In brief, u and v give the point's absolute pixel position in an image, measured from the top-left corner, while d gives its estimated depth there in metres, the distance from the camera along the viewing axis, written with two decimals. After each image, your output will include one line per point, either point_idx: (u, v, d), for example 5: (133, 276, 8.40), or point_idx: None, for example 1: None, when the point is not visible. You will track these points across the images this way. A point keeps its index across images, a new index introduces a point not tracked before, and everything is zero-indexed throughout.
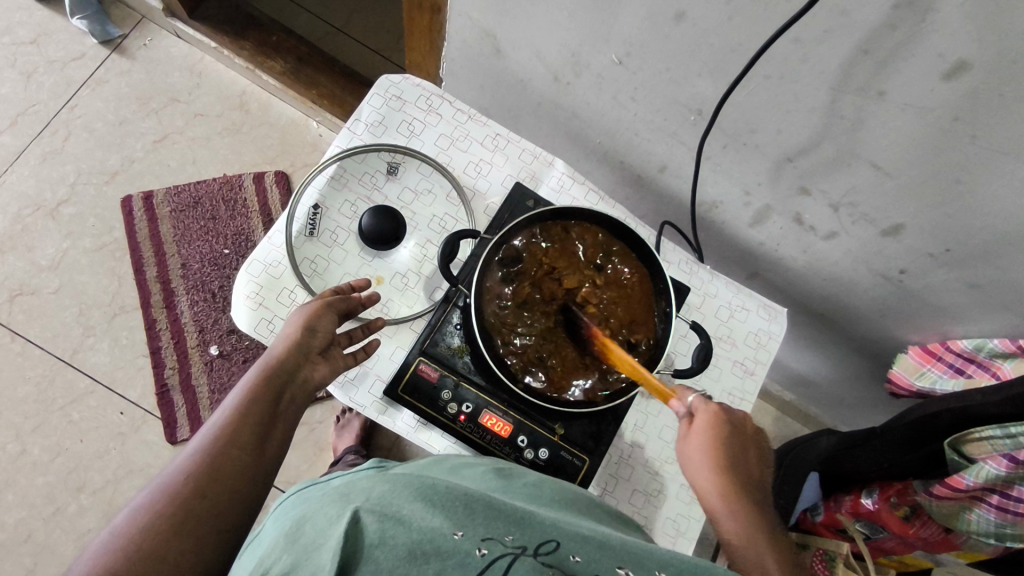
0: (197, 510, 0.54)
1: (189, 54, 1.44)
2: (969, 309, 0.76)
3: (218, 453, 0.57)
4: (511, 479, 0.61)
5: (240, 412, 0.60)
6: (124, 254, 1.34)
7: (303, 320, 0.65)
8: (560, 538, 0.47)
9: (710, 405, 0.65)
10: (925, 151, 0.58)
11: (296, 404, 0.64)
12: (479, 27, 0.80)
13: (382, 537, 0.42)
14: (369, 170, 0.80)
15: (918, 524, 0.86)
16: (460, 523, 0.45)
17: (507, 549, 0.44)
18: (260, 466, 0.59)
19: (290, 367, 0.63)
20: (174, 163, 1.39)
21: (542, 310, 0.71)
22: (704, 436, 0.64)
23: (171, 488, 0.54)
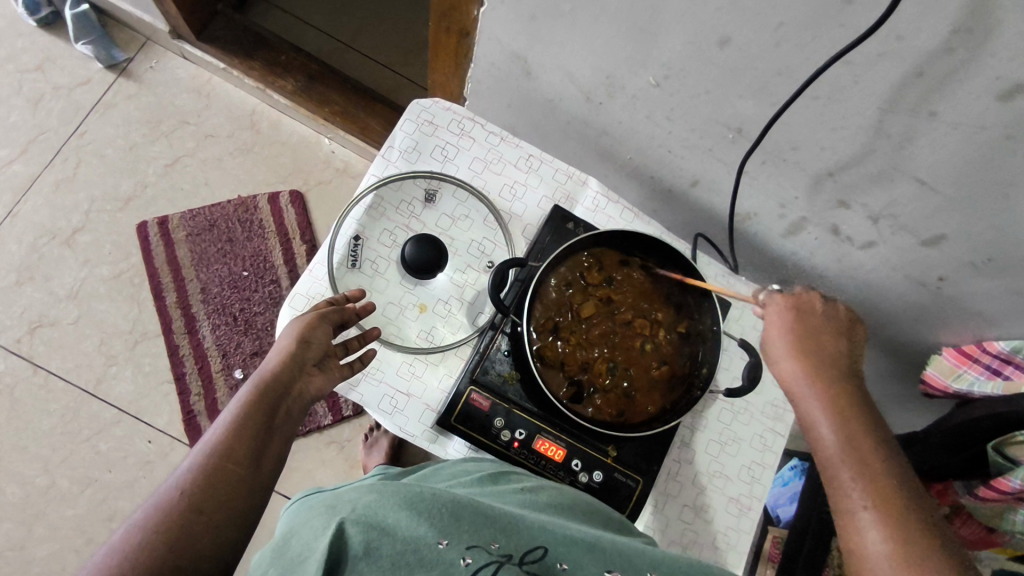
0: (191, 524, 0.54)
1: (197, 75, 1.43)
2: (1006, 313, 0.77)
3: (214, 466, 0.58)
4: (504, 484, 0.63)
5: (235, 427, 0.61)
6: (142, 281, 1.33)
7: (297, 332, 0.67)
8: (548, 543, 0.52)
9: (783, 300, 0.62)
10: (974, 167, 0.59)
11: (290, 417, 0.66)
12: (509, 50, 0.79)
13: (368, 548, 0.47)
14: (406, 197, 0.79)
15: (958, 523, 0.87)
16: (445, 530, 0.49)
17: (494, 556, 0.49)
18: (256, 480, 0.60)
19: (284, 382, 0.66)
20: (187, 186, 1.38)
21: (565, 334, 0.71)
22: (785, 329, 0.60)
23: (164, 505, 0.55)
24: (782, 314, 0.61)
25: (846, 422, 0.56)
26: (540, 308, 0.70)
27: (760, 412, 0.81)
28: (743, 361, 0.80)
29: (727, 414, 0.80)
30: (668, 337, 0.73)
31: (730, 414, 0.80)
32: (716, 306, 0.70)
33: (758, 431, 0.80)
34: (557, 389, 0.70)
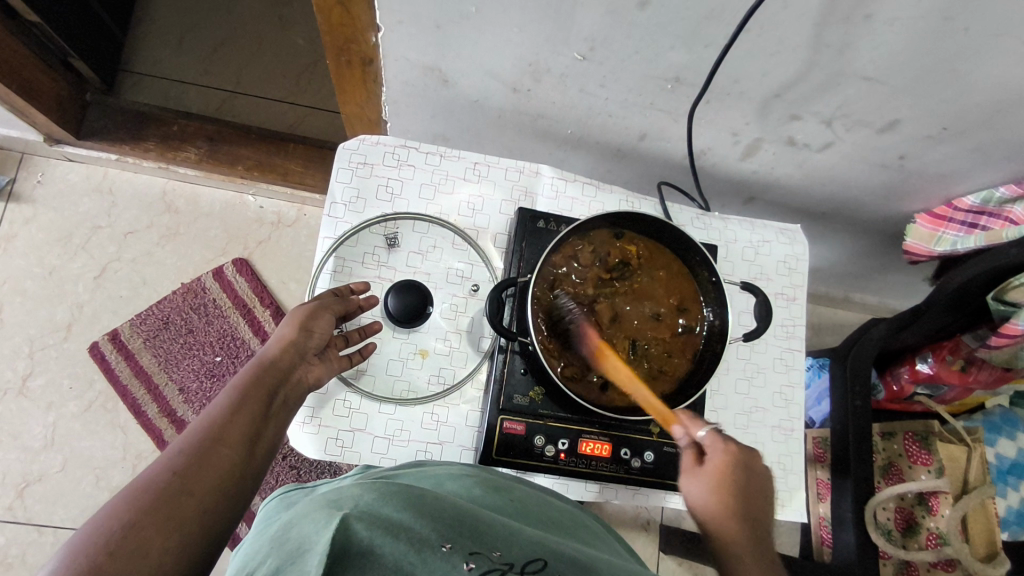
0: (184, 506, 0.49)
1: (91, 174, 1.32)
2: (969, 169, 0.79)
3: (209, 446, 0.53)
4: (504, 495, 0.59)
5: (232, 410, 0.57)
6: (116, 403, 1.25)
7: (298, 320, 0.64)
8: (549, 557, 0.45)
9: (723, 444, 0.64)
10: (917, 53, 0.59)
11: (287, 407, 0.62)
12: (419, 64, 0.75)
13: (371, 545, 0.39)
14: (367, 249, 0.75)
15: (975, 369, 0.92)
16: (450, 536, 0.42)
17: (497, 564, 0.42)
18: (251, 466, 0.56)
19: (284, 369, 0.62)
20: (125, 292, 1.30)
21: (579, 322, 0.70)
22: (716, 473, 0.63)
23: (154, 483, 0.49)
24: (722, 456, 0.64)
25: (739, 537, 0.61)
26: (548, 329, 0.69)
27: (772, 337, 0.82)
28: (745, 297, 0.81)
29: (744, 353, 0.81)
30: (669, 298, 0.72)
31: (746, 351, 0.81)
32: (709, 257, 0.69)
33: (778, 354, 0.82)
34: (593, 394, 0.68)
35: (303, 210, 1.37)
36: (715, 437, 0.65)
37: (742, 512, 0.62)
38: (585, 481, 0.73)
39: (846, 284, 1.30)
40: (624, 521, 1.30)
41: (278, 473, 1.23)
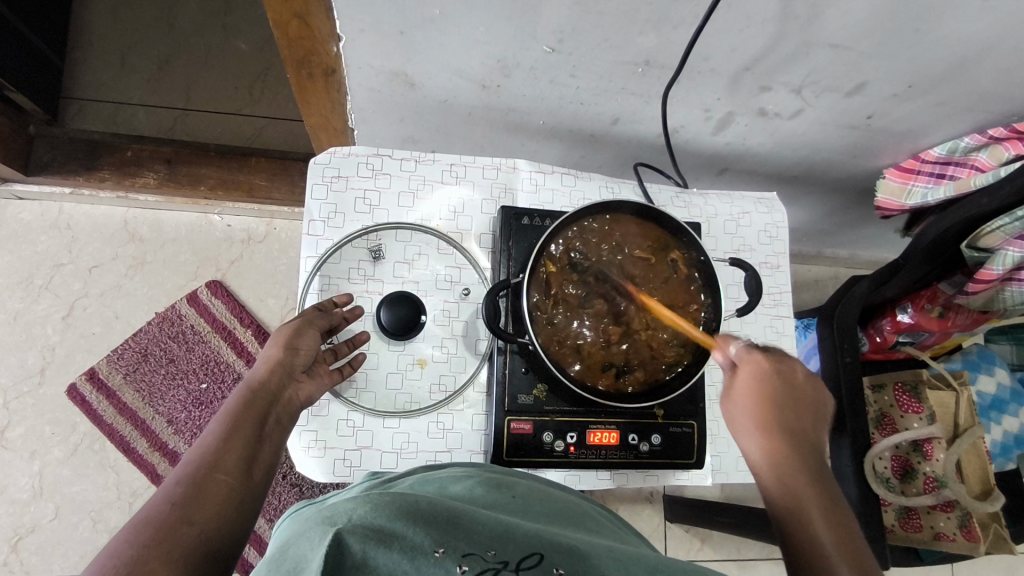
0: (185, 536, 0.46)
1: (45, 211, 1.26)
2: (934, 124, 0.81)
3: (202, 477, 0.51)
4: (503, 488, 0.59)
5: (223, 437, 0.56)
6: (103, 443, 1.22)
7: (283, 339, 0.64)
8: (545, 550, 0.44)
9: (754, 358, 0.63)
10: (881, 17, 0.59)
11: (281, 427, 0.61)
12: (385, 70, 0.73)
13: (366, 557, 0.39)
14: (352, 264, 0.74)
15: (953, 314, 0.95)
16: (444, 539, 0.42)
17: (489, 564, 0.42)
18: (249, 491, 0.53)
19: (273, 389, 0.61)
20: (98, 328, 1.25)
21: (573, 317, 0.70)
22: (751, 385, 0.62)
23: (151, 517, 0.46)
24: (756, 370, 0.62)
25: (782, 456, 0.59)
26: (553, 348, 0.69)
27: (760, 307, 0.84)
28: (730, 271, 0.83)
29: (737, 325, 0.82)
30: (666, 272, 0.72)
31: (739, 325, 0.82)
32: (695, 236, 0.70)
33: (768, 323, 0.83)
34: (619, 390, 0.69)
35: (272, 225, 1.34)
36: (750, 353, 0.63)
37: (779, 428, 0.61)
38: (596, 469, 0.74)
39: (819, 242, 1.33)
40: (629, 498, 1.32)
41: (280, 493, 1.21)
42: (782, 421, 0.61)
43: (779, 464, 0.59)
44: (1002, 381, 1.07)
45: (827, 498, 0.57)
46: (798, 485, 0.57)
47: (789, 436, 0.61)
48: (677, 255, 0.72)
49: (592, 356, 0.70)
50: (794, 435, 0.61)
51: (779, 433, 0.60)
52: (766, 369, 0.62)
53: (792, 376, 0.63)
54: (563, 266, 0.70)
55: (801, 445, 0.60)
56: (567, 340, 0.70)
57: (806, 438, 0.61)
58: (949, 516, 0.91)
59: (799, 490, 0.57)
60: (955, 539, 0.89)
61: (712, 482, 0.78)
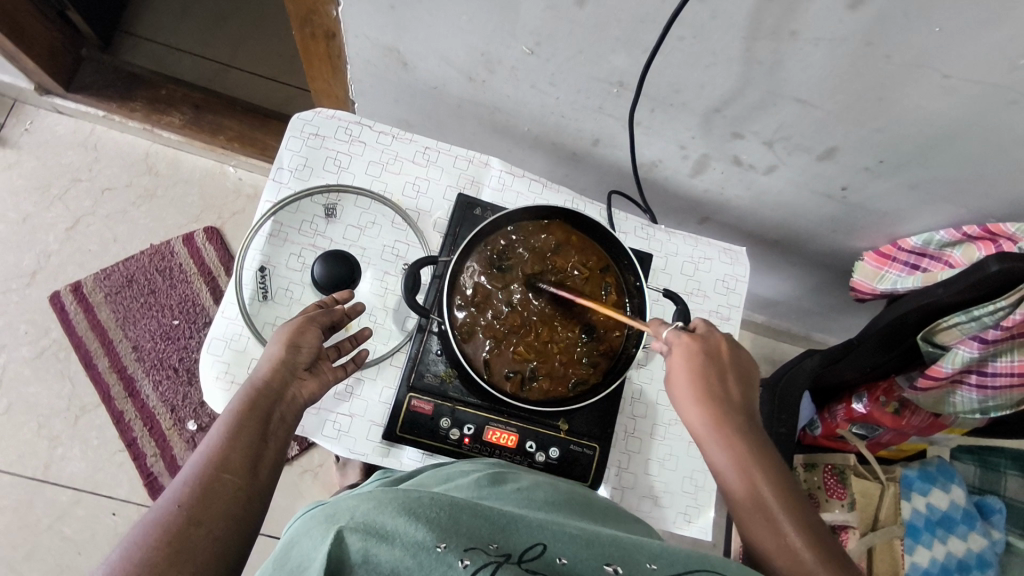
0: (193, 542, 0.48)
1: (77, 129, 1.35)
2: (910, 209, 0.80)
3: (208, 480, 0.52)
4: (509, 484, 0.58)
5: (230, 435, 0.55)
6: (68, 353, 1.26)
7: (285, 337, 0.61)
8: (549, 540, 0.45)
9: (683, 340, 0.63)
10: (843, 79, 0.60)
11: (286, 424, 0.60)
12: (379, 44, 0.76)
13: (367, 555, 0.40)
14: (306, 217, 0.77)
15: (909, 413, 0.91)
16: (446, 534, 0.42)
17: (493, 558, 0.42)
18: (256, 489, 0.54)
19: (276, 386, 0.60)
20: (95, 246, 1.31)
21: (497, 310, 0.71)
22: (683, 368, 0.63)
23: (161, 519, 0.49)
24: (686, 351, 0.63)
25: (730, 445, 0.60)
26: (468, 337, 0.70)
27: None
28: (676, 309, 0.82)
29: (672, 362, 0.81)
30: (599, 290, 0.72)
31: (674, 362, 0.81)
32: (635, 263, 0.71)
33: None
34: (520, 396, 0.69)
35: None
36: (678, 335, 0.64)
37: (721, 411, 0.62)
38: None
39: (805, 322, 1.30)
40: None
41: None
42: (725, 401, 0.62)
43: (725, 442, 0.61)
44: (955, 500, 1.02)
45: (778, 482, 0.59)
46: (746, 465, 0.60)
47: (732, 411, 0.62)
48: (611, 278, 0.73)
49: (500, 354, 0.70)
50: (736, 409, 0.63)
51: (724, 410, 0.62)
52: (701, 349, 0.63)
53: (720, 355, 0.64)
54: (486, 258, 0.70)
55: (740, 422, 0.62)
56: (478, 331, 0.70)
57: (748, 419, 0.63)
58: None
59: (747, 474, 0.59)
60: None
61: None
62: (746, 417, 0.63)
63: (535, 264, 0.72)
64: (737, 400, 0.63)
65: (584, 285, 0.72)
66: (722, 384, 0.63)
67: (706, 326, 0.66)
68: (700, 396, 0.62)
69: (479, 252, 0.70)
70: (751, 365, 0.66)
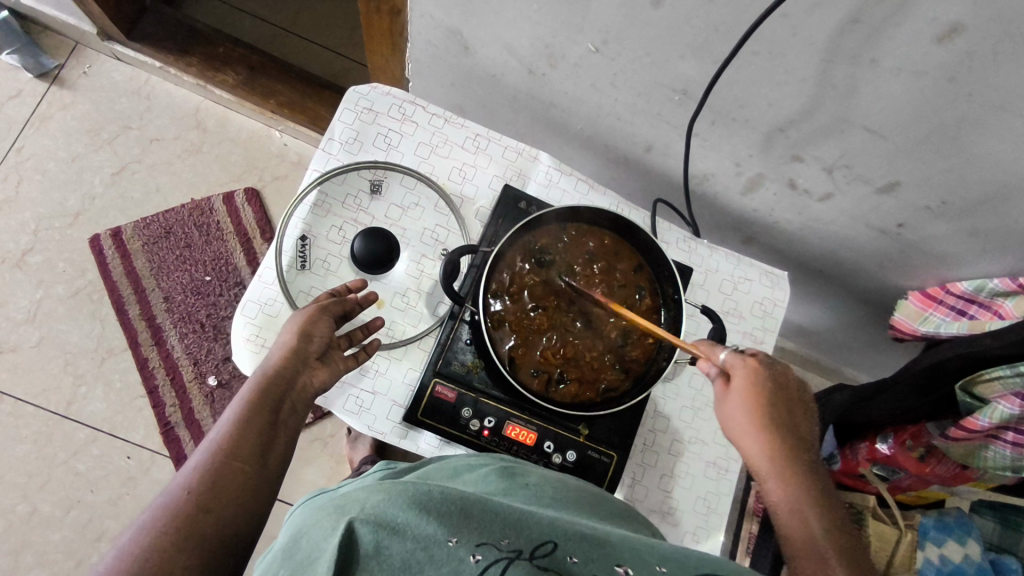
0: (201, 525, 0.50)
1: (133, 77, 1.37)
2: (966, 254, 0.77)
3: (217, 466, 0.54)
4: (517, 478, 0.60)
5: (241, 422, 0.57)
6: (102, 296, 1.29)
7: (298, 326, 0.63)
8: (559, 538, 0.45)
9: (748, 363, 0.61)
10: (918, 113, 0.58)
11: (297, 413, 0.61)
12: (443, 26, 0.76)
13: (379, 547, 0.41)
14: (351, 191, 0.77)
15: (934, 461, 0.89)
16: (457, 527, 0.43)
17: (506, 552, 0.43)
18: (263, 478, 0.56)
19: (289, 376, 0.61)
20: (137, 194, 1.34)
21: (534, 305, 0.70)
22: (746, 395, 0.60)
23: (170, 505, 0.51)
24: (750, 375, 0.60)
25: (787, 475, 0.59)
26: (498, 330, 0.69)
27: None
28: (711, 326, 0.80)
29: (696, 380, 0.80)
30: (633, 296, 0.72)
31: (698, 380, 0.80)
32: (676, 274, 0.70)
33: None
34: (545, 394, 0.68)
35: None
36: (740, 359, 0.61)
37: (781, 438, 0.60)
38: None
39: (834, 354, 1.28)
40: None
41: None
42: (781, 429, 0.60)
43: (783, 471, 0.59)
44: (970, 555, 0.99)
45: (833, 518, 0.58)
46: (803, 502, 0.58)
47: (788, 442, 0.60)
48: (646, 285, 0.72)
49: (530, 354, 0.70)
50: (795, 440, 0.61)
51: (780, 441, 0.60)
52: (764, 373, 0.61)
53: (784, 380, 0.62)
54: (528, 251, 0.70)
55: (799, 451, 0.60)
56: (510, 320, 0.69)
57: (806, 448, 0.61)
58: None
59: (804, 509, 0.58)
60: None
61: None
62: (803, 445, 0.61)
63: (578, 269, 0.71)
64: (798, 428, 0.61)
65: (619, 292, 0.71)
66: (786, 411, 0.61)
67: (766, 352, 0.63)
68: (759, 426, 0.59)
69: (520, 246, 0.69)
70: (807, 396, 0.65)
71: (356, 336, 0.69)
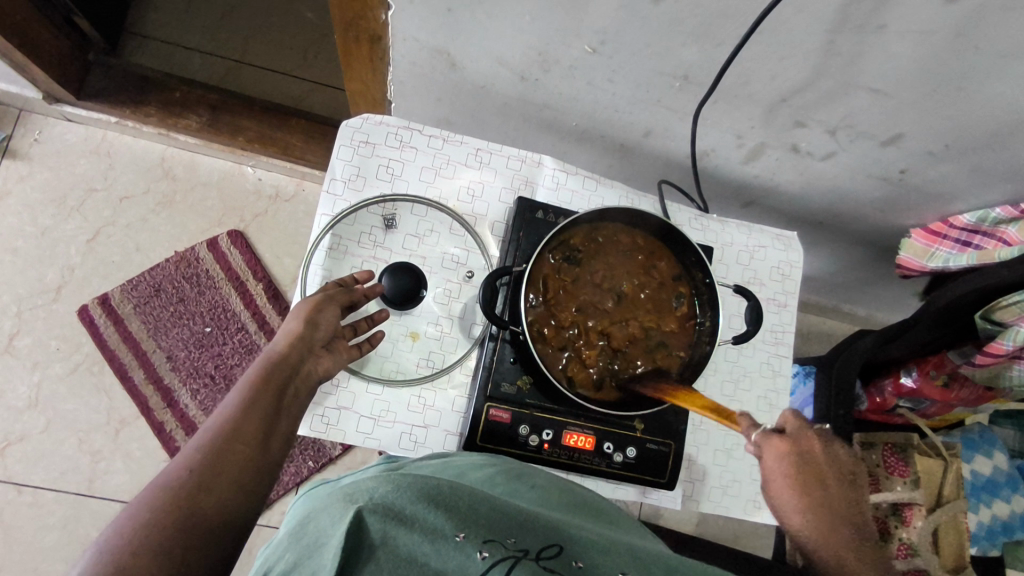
0: (202, 500, 0.49)
1: (88, 136, 1.31)
2: (967, 189, 0.80)
3: (221, 446, 0.53)
4: (521, 480, 0.59)
5: (244, 406, 0.57)
6: (102, 367, 1.25)
7: (305, 312, 0.64)
8: (563, 543, 0.47)
9: (778, 448, 0.56)
10: (923, 68, 0.59)
11: (299, 401, 0.62)
12: (428, 46, 0.74)
13: (386, 537, 0.40)
14: (365, 228, 0.75)
15: (957, 386, 0.93)
16: (465, 525, 0.43)
17: (511, 551, 0.43)
18: (266, 462, 0.55)
19: (292, 363, 0.62)
20: (118, 256, 1.29)
21: (570, 311, 0.71)
22: (781, 476, 0.56)
23: (172, 482, 0.50)
24: (778, 459, 0.56)
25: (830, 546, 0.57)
26: (543, 343, 0.69)
27: (759, 342, 0.83)
28: (740, 302, 0.83)
29: (732, 355, 0.81)
30: (665, 286, 0.73)
31: (734, 355, 0.81)
32: (705, 259, 0.70)
33: (765, 358, 0.82)
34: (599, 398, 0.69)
35: (301, 186, 1.36)
36: (769, 438, 0.57)
37: (820, 514, 0.57)
38: (567, 472, 0.74)
39: (837, 295, 1.31)
40: None
41: None
42: (824, 508, 0.57)
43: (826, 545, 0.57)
44: (998, 465, 1.05)
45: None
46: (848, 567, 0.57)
47: (833, 515, 0.58)
48: (676, 273, 0.73)
49: (578, 362, 0.70)
50: (835, 510, 0.58)
51: (825, 520, 0.57)
52: (795, 455, 0.56)
53: (816, 454, 0.57)
54: (558, 263, 0.70)
55: (839, 521, 0.58)
56: (548, 330, 0.69)
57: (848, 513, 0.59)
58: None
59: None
60: None
61: (681, 506, 0.77)
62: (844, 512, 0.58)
63: (608, 269, 0.72)
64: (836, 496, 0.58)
65: (651, 286, 0.72)
66: (824, 484, 0.57)
67: (796, 423, 0.58)
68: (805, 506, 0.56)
69: (550, 258, 0.69)
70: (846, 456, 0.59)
71: (359, 325, 0.69)
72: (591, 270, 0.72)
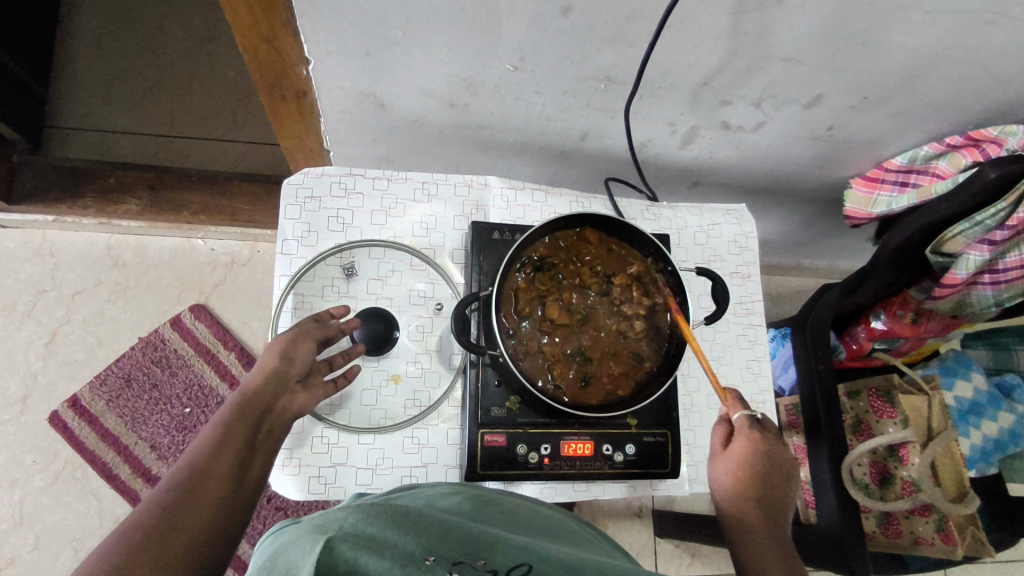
0: (173, 543, 0.45)
1: (27, 239, 1.27)
2: (893, 133, 0.83)
3: (192, 483, 0.49)
4: (492, 508, 0.58)
5: (217, 443, 0.53)
6: (84, 470, 1.21)
7: (280, 347, 0.61)
8: (532, 560, 0.45)
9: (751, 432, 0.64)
10: (826, 32, 0.62)
11: (274, 437, 0.58)
12: (354, 92, 0.74)
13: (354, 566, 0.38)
14: (326, 282, 0.75)
15: (926, 321, 0.96)
16: (433, 549, 0.42)
17: (481, 571, 0.42)
18: (242, 502, 0.51)
19: (269, 397, 0.59)
20: (80, 354, 1.25)
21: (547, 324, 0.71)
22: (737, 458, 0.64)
23: (140, 524, 0.45)
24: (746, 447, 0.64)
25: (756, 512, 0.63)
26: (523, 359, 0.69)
27: (731, 316, 0.84)
28: (704, 281, 0.85)
29: (708, 334, 0.83)
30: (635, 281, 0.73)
31: (710, 333, 0.83)
32: (663, 248, 0.71)
33: (740, 330, 0.84)
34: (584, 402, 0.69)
35: (255, 248, 1.35)
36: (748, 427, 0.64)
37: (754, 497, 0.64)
38: (572, 481, 0.74)
39: (796, 254, 1.35)
40: (616, 512, 1.30)
41: (264, 517, 1.21)
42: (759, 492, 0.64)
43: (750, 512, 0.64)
44: (979, 386, 1.08)
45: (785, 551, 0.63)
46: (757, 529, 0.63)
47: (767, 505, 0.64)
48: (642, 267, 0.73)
49: (559, 373, 0.70)
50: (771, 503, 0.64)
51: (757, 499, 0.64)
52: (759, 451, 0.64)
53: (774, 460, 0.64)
54: (526, 278, 0.71)
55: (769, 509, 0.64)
56: (528, 347, 0.70)
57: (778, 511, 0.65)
58: (926, 520, 0.97)
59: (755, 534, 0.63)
60: (934, 542, 0.96)
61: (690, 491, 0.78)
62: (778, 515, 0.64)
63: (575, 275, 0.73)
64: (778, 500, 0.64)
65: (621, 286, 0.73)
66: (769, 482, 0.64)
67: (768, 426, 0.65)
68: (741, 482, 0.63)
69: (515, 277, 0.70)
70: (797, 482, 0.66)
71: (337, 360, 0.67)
72: (560, 281, 0.72)
